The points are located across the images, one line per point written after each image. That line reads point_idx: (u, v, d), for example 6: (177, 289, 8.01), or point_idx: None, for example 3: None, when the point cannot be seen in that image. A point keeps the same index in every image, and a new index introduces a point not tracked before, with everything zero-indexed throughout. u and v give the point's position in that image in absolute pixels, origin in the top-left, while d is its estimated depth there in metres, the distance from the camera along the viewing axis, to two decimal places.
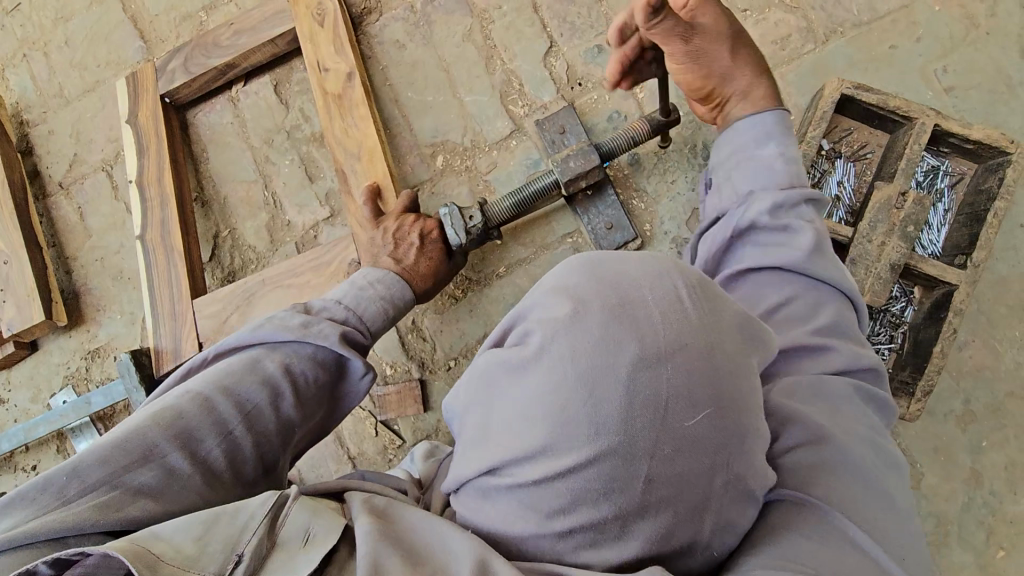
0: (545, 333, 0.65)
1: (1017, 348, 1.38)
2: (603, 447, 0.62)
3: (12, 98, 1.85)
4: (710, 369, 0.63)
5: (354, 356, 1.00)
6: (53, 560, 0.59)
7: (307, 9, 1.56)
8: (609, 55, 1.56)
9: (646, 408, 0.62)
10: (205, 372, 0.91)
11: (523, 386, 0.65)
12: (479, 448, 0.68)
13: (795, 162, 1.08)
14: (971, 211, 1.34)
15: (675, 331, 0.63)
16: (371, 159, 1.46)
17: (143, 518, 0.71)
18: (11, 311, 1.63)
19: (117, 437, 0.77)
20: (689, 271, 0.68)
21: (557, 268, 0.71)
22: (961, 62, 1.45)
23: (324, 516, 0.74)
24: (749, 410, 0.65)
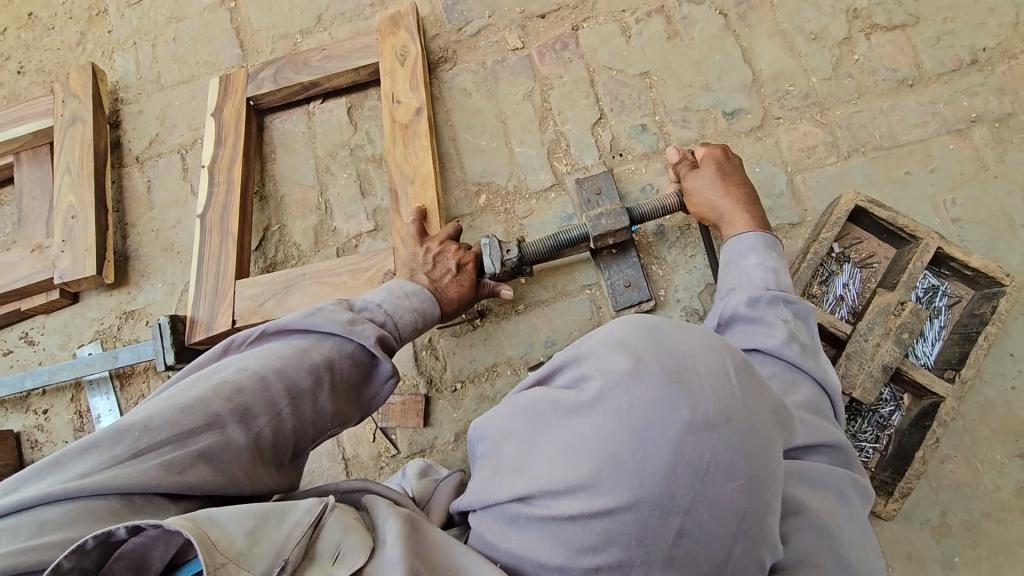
0: (604, 382, 0.73)
1: (997, 471, 1.43)
2: (641, 496, 0.68)
3: (114, 77, 2.06)
4: (749, 443, 0.69)
5: (386, 360, 1.09)
6: (131, 527, 0.67)
7: (393, 49, 1.76)
8: (651, 134, 1.73)
9: (688, 470, 0.68)
10: (260, 353, 0.99)
11: (579, 427, 0.72)
12: (522, 475, 0.77)
13: (774, 271, 1.18)
14: (963, 332, 1.44)
15: (724, 404, 0.69)
16: (424, 185, 1.60)
17: (197, 483, 0.79)
18: (67, 261, 1.73)
19: (186, 400, 0.85)
20: (736, 350, 0.75)
21: (617, 324, 0.79)
22: (969, 197, 1.59)
23: (355, 532, 0.80)
24: (774, 490, 0.71)
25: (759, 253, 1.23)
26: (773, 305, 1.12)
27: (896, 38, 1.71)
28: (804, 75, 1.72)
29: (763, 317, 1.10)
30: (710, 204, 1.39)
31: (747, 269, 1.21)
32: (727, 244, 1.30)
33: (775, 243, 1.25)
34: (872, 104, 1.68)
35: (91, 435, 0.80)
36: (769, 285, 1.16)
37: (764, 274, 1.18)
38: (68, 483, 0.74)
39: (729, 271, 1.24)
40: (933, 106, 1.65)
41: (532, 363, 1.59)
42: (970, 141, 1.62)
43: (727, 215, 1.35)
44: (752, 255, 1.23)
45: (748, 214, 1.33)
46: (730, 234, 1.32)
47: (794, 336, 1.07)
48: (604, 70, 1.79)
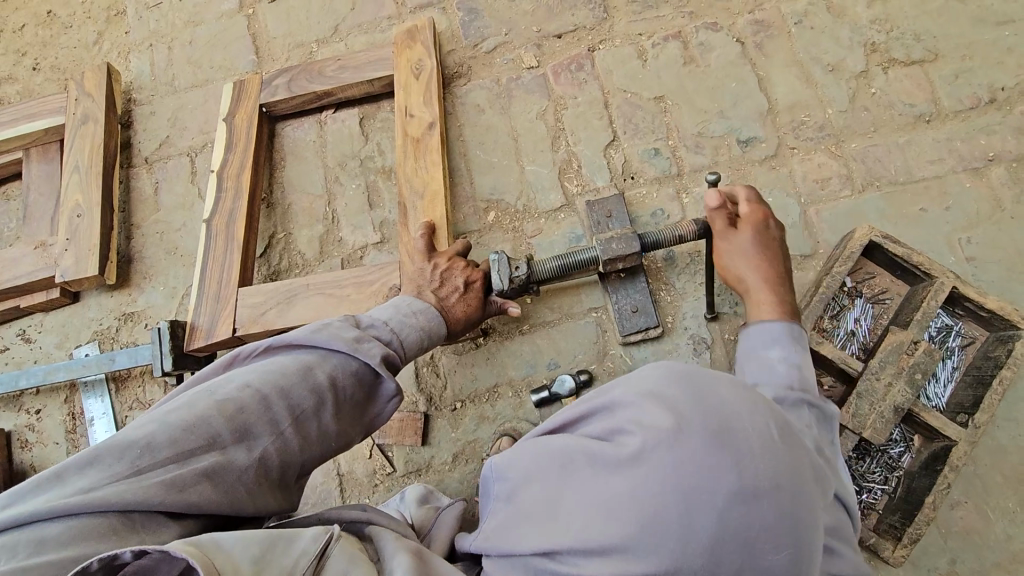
0: (645, 438, 0.72)
1: (1008, 519, 1.39)
2: (681, 562, 0.67)
3: (128, 77, 2.06)
4: (794, 510, 0.68)
5: (390, 378, 1.06)
6: (136, 551, 0.67)
7: (409, 62, 1.76)
8: (664, 159, 1.71)
9: (733, 536, 0.66)
10: (263, 368, 0.97)
11: (617, 482, 0.72)
12: (552, 527, 0.76)
13: (798, 369, 1.09)
14: (977, 374, 1.40)
15: (770, 468, 0.69)
16: (433, 200, 1.59)
17: (198, 502, 0.79)
18: (69, 260, 1.72)
19: (188, 418, 0.84)
20: (779, 413, 0.75)
21: (655, 375, 0.79)
22: (984, 236, 1.56)
23: (361, 565, 0.80)
24: (815, 557, 0.70)
25: (782, 345, 1.14)
26: (796, 409, 1.05)
27: (914, 73, 1.70)
28: (820, 106, 1.71)
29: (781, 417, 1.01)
30: (739, 275, 1.32)
31: (770, 363, 1.12)
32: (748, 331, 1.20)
33: (803, 336, 1.16)
34: (887, 139, 1.67)
35: (90, 448, 0.79)
36: (792, 383, 1.07)
37: (789, 370, 1.09)
38: (70, 497, 0.74)
39: (749, 363, 1.15)
40: (949, 143, 1.64)
41: (534, 385, 1.57)
42: (987, 180, 1.60)
43: (755, 294, 1.27)
44: (776, 347, 1.14)
45: (775, 297, 1.24)
46: (755, 318, 1.22)
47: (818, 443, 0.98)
48: (618, 92, 1.78)
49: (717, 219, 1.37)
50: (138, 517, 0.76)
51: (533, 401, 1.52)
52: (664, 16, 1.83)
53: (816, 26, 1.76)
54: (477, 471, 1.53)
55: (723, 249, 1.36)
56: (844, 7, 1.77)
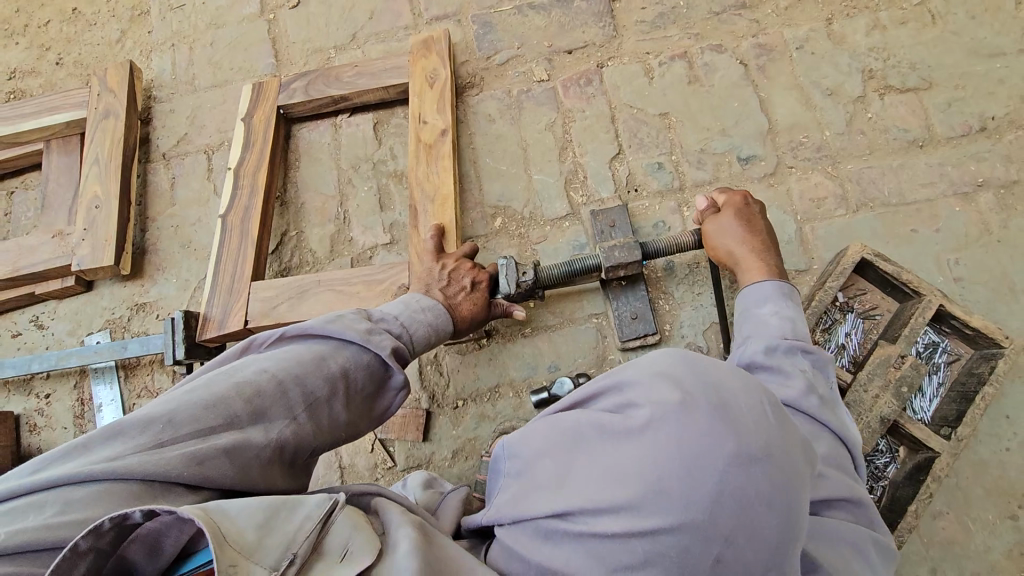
0: (653, 411, 0.79)
1: (989, 532, 1.44)
2: (684, 522, 0.73)
3: (149, 75, 2.12)
4: (785, 478, 0.75)
5: (398, 371, 1.12)
6: (146, 512, 0.71)
7: (424, 71, 1.82)
8: (667, 173, 1.78)
9: (732, 498, 0.73)
10: (280, 356, 1.02)
11: (627, 449, 0.79)
12: (562, 493, 0.81)
13: (791, 321, 1.21)
14: (961, 390, 1.46)
15: (766, 439, 0.76)
16: (443, 204, 1.65)
17: (215, 477, 0.82)
18: (85, 249, 1.77)
19: (208, 398, 0.89)
20: (773, 395, 0.83)
21: (659, 358, 0.87)
22: (972, 259, 1.62)
23: (363, 532, 0.85)
24: (803, 526, 0.77)
25: (773, 301, 1.26)
26: (790, 355, 1.14)
27: (909, 100, 1.77)
28: (818, 128, 1.78)
29: (781, 367, 1.12)
30: (729, 249, 1.40)
31: (763, 316, 1.24)
32: (743, 293, 1.31)
33: (793, 292, 1.28)
34: (882, 161, 1.73)
35: (116, 420, 0.84)
36: (785, 334, 1.18)
37: (781, 322, 1.21)
38: (97, 464, 0.78)
39: (745, 318, 1.27)
40: (941, 168, 1.71)
41: (534, 387, 1.61)
42: (975, 205, 1.67)
43: (744, 264, 1.36)
44: (767, 304, 1.25)
45: (762, 263, 1.35)
46: (746, 281, 1.33)
47: (812, 387, 1.08)
48: (625, 107, 1.85)
49: (706, 207, 1.50)
50: (160, 486, 0.80)
51: (533, 401, 1.57)
52: (671, 37, 1.90)
53: (816, 52, 1.84)
54: (476, 468, 1.57)
55: (712, 229, 1.45)
56: (844, 34, 1.85)
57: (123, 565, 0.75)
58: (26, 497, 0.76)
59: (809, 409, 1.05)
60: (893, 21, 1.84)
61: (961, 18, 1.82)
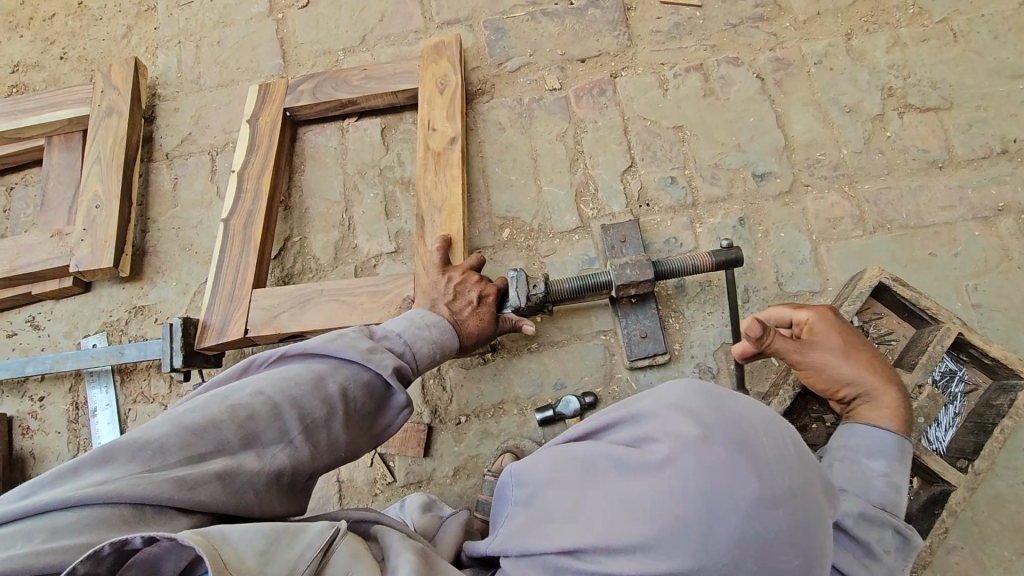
0: (672, 445, 0.76)
1: (1003, 568, 1.40)
2: (704, 564, 0.70)
3: (154, 73, 2.09)
4: (806, 518, 0.74)
5: (400, 390, 1.07)
6: (147, 538, 0.67)
7: (434, 77, 1.78)
8: (680, 188, 1.74)
9: (755, 540, 0.70)
10: (276, 375, 0.98)
11: (644, 484, 0.75)
12: (574, 528, 0.78)
13: (894, 465, 1.07)
14: (978, 421, 1.41)
15: (788, 479, 0.74)
16: (450, 215, 1.61)
17: (206, 502, 0.79)
18: (84, 250, 1.73)
19: (201, 421, 0.85)
20: (792, 431, 0.81)
21: (675, 389, 0.84)
22: (991, 285, 1.59)
23: (365, 561, 0.81)
24: (822, 565, 0.75)
25: (880, 440, 1.09)
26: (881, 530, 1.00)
27: (929, 119, 1.74)
28: (836, 146, 1.74)
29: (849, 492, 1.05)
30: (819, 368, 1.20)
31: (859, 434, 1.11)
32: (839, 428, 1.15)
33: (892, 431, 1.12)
34: (900, 182, 1.69)
35: (105, 444, 0.80)
36: (870, 466, 1.08)
37: (885, 453, 1.08)
38: (84, 489, 0.74)
39: (840, 430, 1.15)
40: (961, 191, 1.67)
41: (540, 404, 1.57)
42: (995, 229, 1.63)
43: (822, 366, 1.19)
44: (880, 459, 1.08)
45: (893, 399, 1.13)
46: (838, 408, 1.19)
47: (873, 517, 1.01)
48: (639, 119, 1.81)
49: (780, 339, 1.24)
50: (151, 510, 0.76)
51: (538, 419, 1.54)
52: (687, 48, 1.86)
53: (835, 68, 1.80)
54: (477, 486, 1.54)
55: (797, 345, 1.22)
56: (864, 51, 1.81)
57: None
58: (10, 524, 0.72)
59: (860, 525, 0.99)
60: (915, 38, 1.80)
61: (984, 37, 1.78)
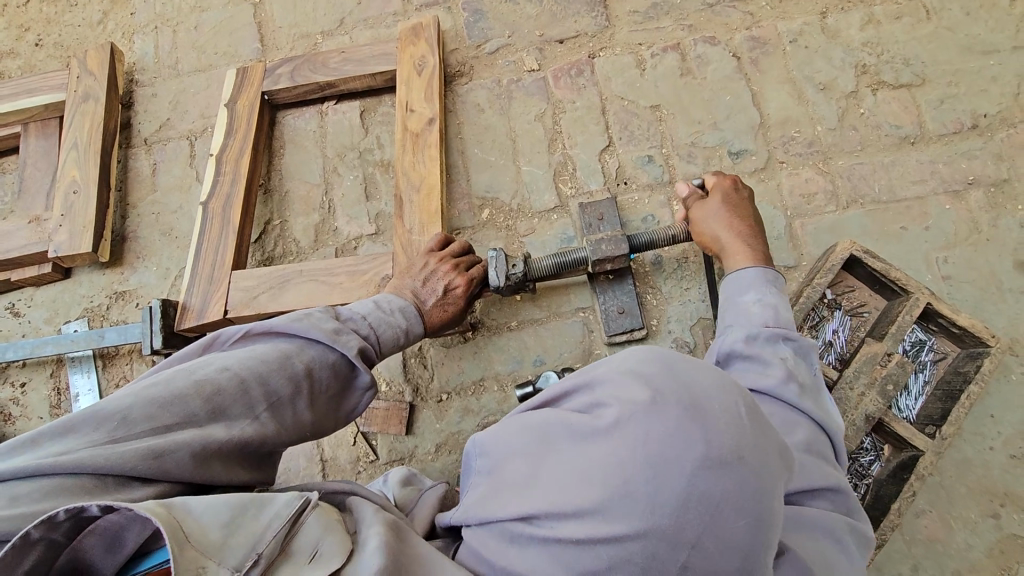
0: (620, 410, 0.77)
1: (970, 531, 1.44)
2: (651, 527, 0.71)
3: (131, 58, 2.07)
4: (759, 481, 0.73)
5: (365, 371, 1.11)
6: (103, 506, 0.69)
7: (412, 58, 1.78)
8: (657, 166, 1.76)
9: (698, 504, 0.71)
10: (243, 353, 1.00)
11: (593, 451, 0.77)
12: (530, 495, 0.80)
13: (773, 308, 1.20)
14: (946, 389, 1.45)
15: (738, 442, 0.73)
16: (429, 195, 1.62)
17: (173, 470, 0.81)
18: (63, 235, 1.72)
19: (166, 395, 0.87)
20: (748, 392, 0.79)
21: (632, 353, 0.84)
22: (962, 257, 1.62)
23: (334, 534, 0.84)
24: (777, 527, 0.74)
25: (755, 289, 1.25)
26: (771, 344, 1.13)
27: (902, 96, 1.76)
28: (810, 122, 1.76)
29: (761, 356, 1.11)
30: (714, 236, 1.40)
31: (745, 305, 1.23)
32: (729, 280, 1.31)
33: (776, 278, 1.27)
34: (873, 158, 1.72)
35: (68, 416, 0.82)
36: (767, 322, 1.17)
37: (763, 309, 1.20)
38: (48, 458, 0.76)
39: (727, 309, 1.26)
40: (932, 165, 1.69)
41: (519, 381, 1.60)
42: (965, 203, 1.66)
43: (727, 246, 1.37)
44: (750, 292, 1.24)
45: (749, 249, 1.34)
46: (731, 267, 1.33)
47: (792, 375, 1.08)
48: (616, 99, 1.82)
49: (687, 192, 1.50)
50: (113, 481, 0.78)
51: (517, 395, 1.56)
52: (665, 28, 1.87)
53: (810, 46, 1.82)
54: (458, 461, 1.56)
55: (695, 214, 1.45)
56: (838, 28, 1.83)
57: (77, 559, 0.72)
58: None
59: (786, 394, 1.05)
60: (888, 16, 1.82)
61: (956, 14, 1.80)
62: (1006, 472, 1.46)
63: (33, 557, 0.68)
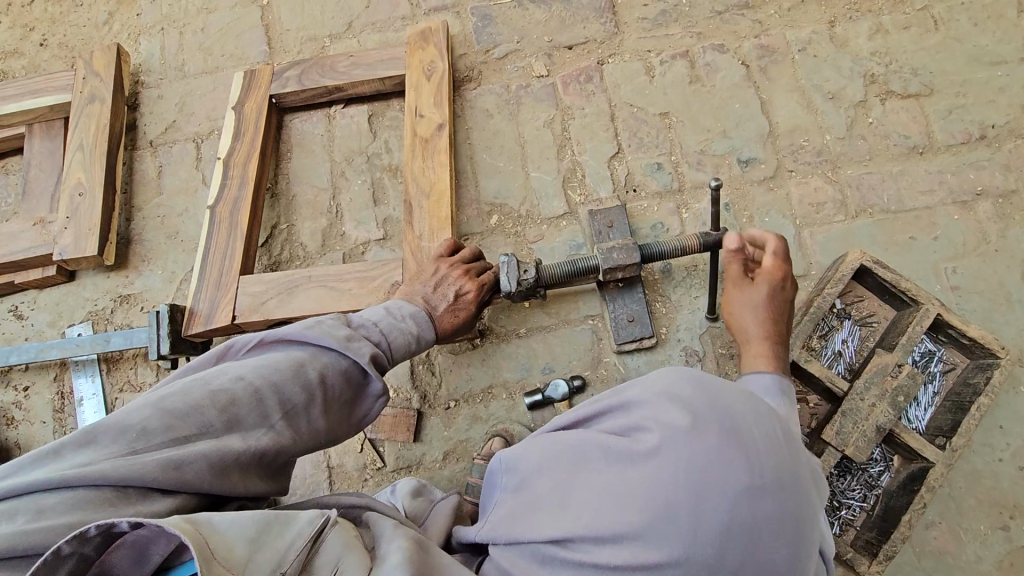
0: (661, 434, 0.78)
1: (979, 542, 1.44)
2: (693, 552, 0.73)
3: (137, 60, 2.06)
4: (794, 506, 0.76)
5: (378, 378, 1.10)
6: (134, 522, 0.68)
7: (421, 63, 1.78)
8: (666, 174, 1.75)
9: (741, 529, 0.73)
10: (257, 362, 0.99)
11: (633, 473, 0.78)
12: (563, 517, 0.80)
13: None
14: (956, 400, 1.45)
15: (776, 468, 0.76)
16: (438, 201, 1.61)
17: (192, 481, 0.80)
18: (68, 238, 1.71)
19: (183, 405, 0.86)
20: (781, 421, 0.83)
21: (667, 377, 0.86)
22: (970, 267, 1.62)
23: (356, 551, 0.82)
24: (810, 552, 0.78)
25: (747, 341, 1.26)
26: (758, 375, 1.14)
27: (910, 106, 1.76)
28: (819, 131, 1.76)
29: None
30: (743, 324, 1.34)
31: None
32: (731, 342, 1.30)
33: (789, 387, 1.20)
34: (882, 167, 1.72)
35: (87, 427, 0.81)
36: None
37: None
38: (69, 470, 0.76)
39: None
40: (940, 175, 1.70)
41: (528, 388, 1.59)
42: (974, 213, 1.66)
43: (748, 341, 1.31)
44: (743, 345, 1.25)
45: (771, 351, 1.26)
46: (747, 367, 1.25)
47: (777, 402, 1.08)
48: (625, 106, 1.82)
49: (737, 264, 1.40)
50: (136, 492, 0.77)
51: (526, 403, 1.55)
52: (673, 35, 1.87)
53: (819, 55, 1.82)
54: (466, 469, 1.55)
55: (735, 294, 1.39)
56: (846, 38, 1.83)
57: (105, 574, 0.72)
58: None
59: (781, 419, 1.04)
60: (896, 26, 1.82)
61: (964, 25, 1.81)
62: (1015, 483, 1.46)
63: (65, 570, 0.67)
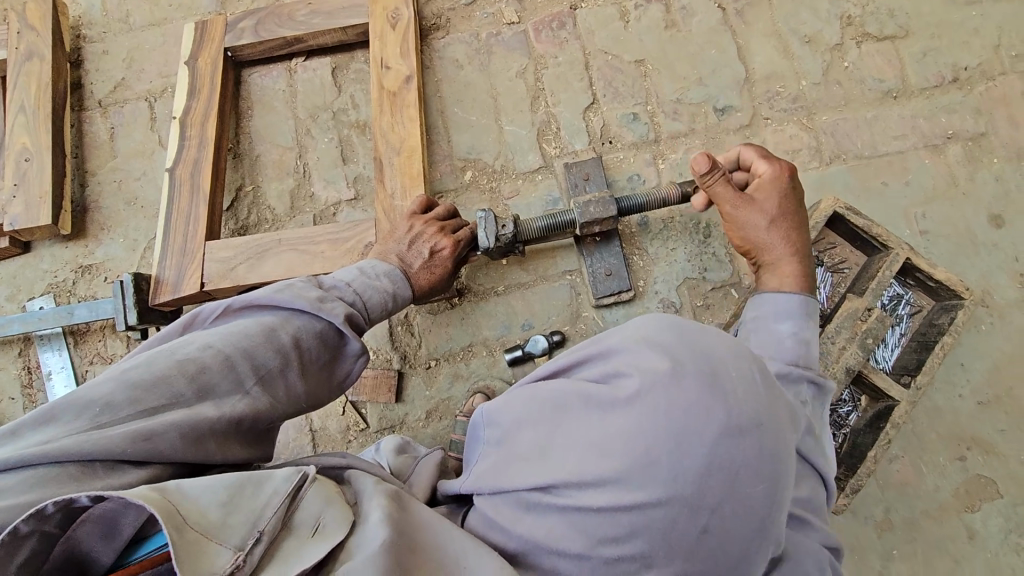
0: (641, 381, 0.79)
1: (938, 473, 1.52)
2: (673, 494, 0.74)
3: (76, 11, 1.91)
4: (773, 443, 0.77)
5: (354, 338, 1.08)
6: (94, 496, 0.66)
7: (384, 10, 1.67)
8: (642, 124, 1.72)
9: (718, 468, 0.74)
10: (225, 330, 0.96)
11: (614, 420, 0.79)
12: (545, 466, 0.81)
13: (806, 344, 1.10)
14: (921, 340, 1.50)
15: (755, 407, 0.77)
16: (410, 156, 1.56)
17: (166, 451, 0.79)
18: (18, 207, 1.62)
19: (150, 376, 0.83)
20: (760, 362, 0.84)
21: (646, 325, 0.87)
22: (939, 211, 1.64)
23: (336, 506, 0.83)
24: (789, 487, 0.79)
25: (792, 319, 1.14)
26: (796, 385, 1.05)
27: (886, 49, 1.74)
28: (795, 78, 1.74)
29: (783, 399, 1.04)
30: (768, 245, 1.28)
31: (780, 336, 1.12)
32: (763, 297, 1.20)
33: (814, 310, 1.17)
34: (856, 113, 1.71)
35: (47, 405, 0.78)
36: (797, 360, 1.08)
37: (796, 345, 1.10)
38: (30, 448, 0.73)
39: (757, 330, 1.16)
40: (913, 120, 1.70)
41: (508, 345, 1.59)
42: (944, 157, 1.67)
43: (774, 262, 1.26)
44: (787, 321, 1.14)
45: (799, 268, 1.24)
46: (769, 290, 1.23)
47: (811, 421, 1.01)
48: (599, 54, 1.76)
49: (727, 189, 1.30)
50: (102, 465, 0.75)
51: (507, 359, 1.56)
52: None
53: None
54: (450, 427, 1.56)
55: (733, 217, 1.30)
56: None
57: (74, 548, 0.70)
58: None
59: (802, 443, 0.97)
60: None
61: None
62: (973, 417, 1.54)
63: (26, 549, 0.66)
